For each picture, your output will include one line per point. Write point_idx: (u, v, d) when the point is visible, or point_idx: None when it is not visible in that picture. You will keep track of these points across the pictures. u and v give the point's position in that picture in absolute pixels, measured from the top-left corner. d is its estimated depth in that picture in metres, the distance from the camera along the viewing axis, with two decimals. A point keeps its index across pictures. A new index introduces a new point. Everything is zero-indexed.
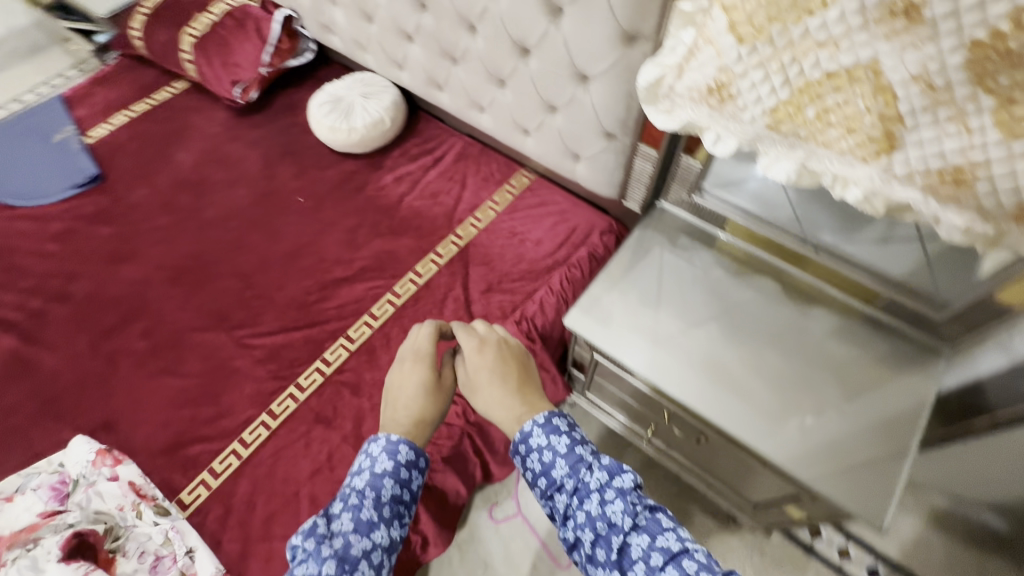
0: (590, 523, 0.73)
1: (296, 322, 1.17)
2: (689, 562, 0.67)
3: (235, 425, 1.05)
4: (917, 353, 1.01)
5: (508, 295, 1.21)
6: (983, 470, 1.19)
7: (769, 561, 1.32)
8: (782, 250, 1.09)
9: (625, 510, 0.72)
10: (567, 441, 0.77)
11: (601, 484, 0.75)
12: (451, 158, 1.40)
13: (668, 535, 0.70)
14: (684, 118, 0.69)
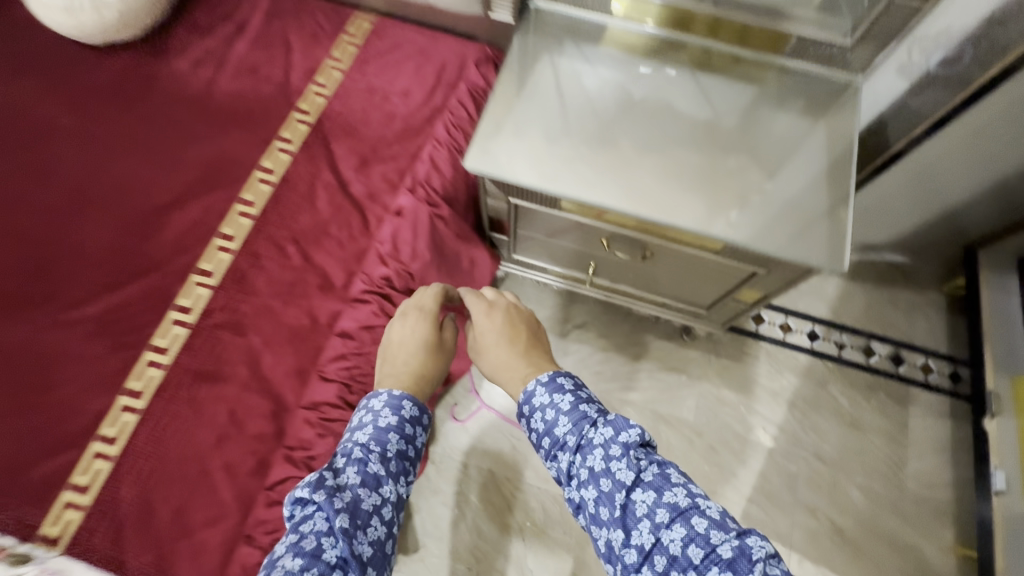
0: (598, 480, 0.92)
1: (121, 275, 0.86)
2: (697, 521, 0.85)
3: (84, 425, 0.78)
4: (835, 93, 0.94)
5: (390, 164, 0.96)
6: (897, 203, 1.29)
7: (725, 359, 1.37)
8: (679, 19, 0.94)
9: (633, 471, 0.91)
10: (569, 392, 1.03)
11: (609, 442, 0.95)
12: (259, 18, 1.06)
13: (674, 493, 0.89)
14: None
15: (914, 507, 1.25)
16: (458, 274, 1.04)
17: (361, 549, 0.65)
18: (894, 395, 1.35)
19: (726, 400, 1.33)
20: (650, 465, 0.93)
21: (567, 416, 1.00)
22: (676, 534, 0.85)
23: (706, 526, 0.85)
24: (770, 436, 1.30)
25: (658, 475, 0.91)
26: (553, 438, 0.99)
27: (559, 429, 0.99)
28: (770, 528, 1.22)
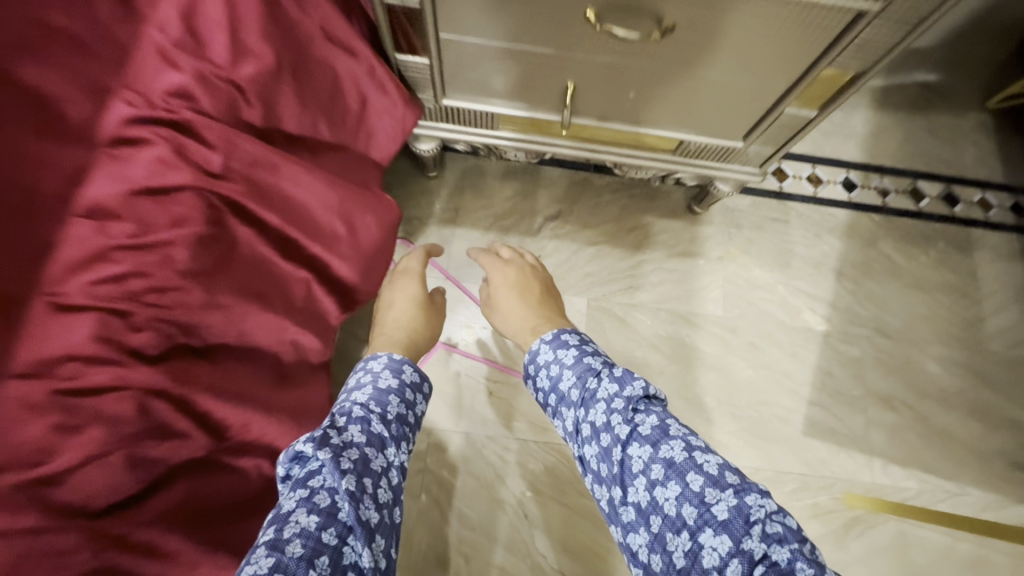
0: (598, 433, 0.66)
1: None
2: (696, 479, 0.58)
3: None
4: None
5: None
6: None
7: (749, 233, 1.03)
8: None
9: (632, 419, 0.64)
10: (573, 344, 0.75)
11: (611, 397, 0.67)
12: None
13: (673, 445, 0.62)
14: None
15: (1001, 372, 0.99)
16: (351, 127, 0.65)
17: (370, 515, 0.51)
18: (956, 242, 1.07)
19: (760, 282, 1.00)
20: (649, 415, 0.65)
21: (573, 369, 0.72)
22: (675, 495, 0.58)
23: (705, 484, 0.58)
24: (821, 319, 0.99)
25: (657, 424, 0.64)
26: (561, 394, 0.72)
27: (564, 382, 0.72)
28: (842, 433, 0.93)
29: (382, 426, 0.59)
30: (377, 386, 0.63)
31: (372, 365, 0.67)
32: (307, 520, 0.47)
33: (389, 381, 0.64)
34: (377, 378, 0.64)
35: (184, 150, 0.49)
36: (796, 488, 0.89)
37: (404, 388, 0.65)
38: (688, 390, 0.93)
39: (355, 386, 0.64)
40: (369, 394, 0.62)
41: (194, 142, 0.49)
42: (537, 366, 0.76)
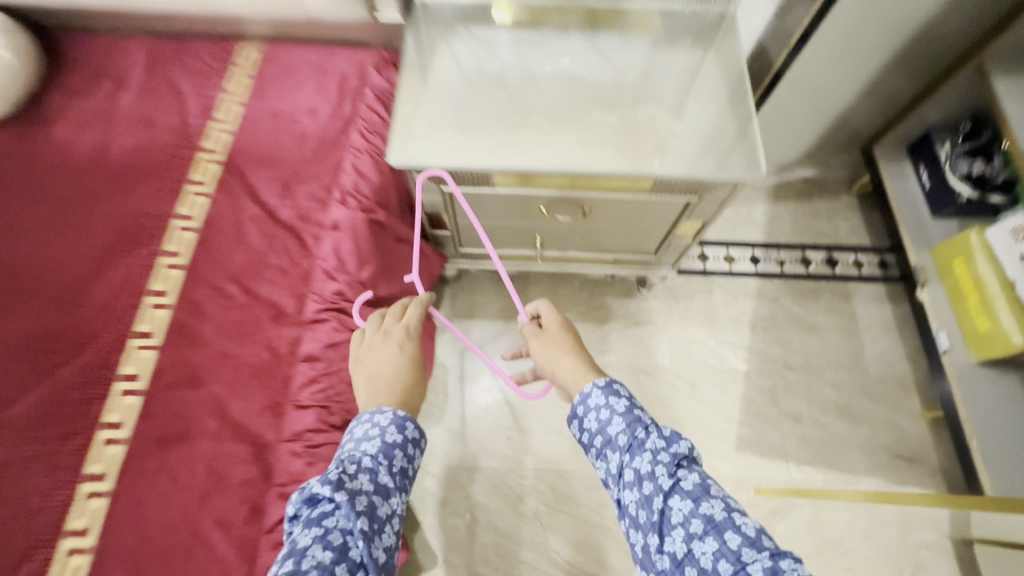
0: (640, 482, 0.66)
1: (55, 359, 0.79)
2: (733, 537, 0.58)
3: (51, 519, 0.70)
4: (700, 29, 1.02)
5: (315, 181, 0.92)
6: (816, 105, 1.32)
7: (685, 302, 1.43)
8: None
9: (676, 473, 0.65)
10: (627, 396, 0.74)
11: (656, 448, 0.67)
12: (141, 69, 0.99)
13: (711, 502, 0.61)
14: None
15: (879, 388, 1.35)
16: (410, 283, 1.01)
17: (379, 555, 0.58)
18: (837, 293, 1.45)
19: (695, 338, 1.39)
20: (690, 472, 0.65)
21: (623, 418, 0.71)
22: (710, 550, 0.58)
23: (742, 544, 0.57)
24: (741, 361, 1.37)
25: (696, 480, 0.64)
26: (607, 440, 0.71)
27: (612, 427, 0.71)
28: (763, 442, 1.28)
29: (389, 476, 0.65)
30: (383, 437, 0.67)
31: (376, 418, 0.69)
32: (324, 555, 0.53)
33: (396, 435, 0.68)
34: (383, 432, 0.68)
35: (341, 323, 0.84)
36: (733, 486, 1.24)
37: (408, 443, 0.69)
38: None
39: (358, 436, 0.68)
40: (376, 446, 0.66)
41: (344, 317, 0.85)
42: (585, 408, 0.74)
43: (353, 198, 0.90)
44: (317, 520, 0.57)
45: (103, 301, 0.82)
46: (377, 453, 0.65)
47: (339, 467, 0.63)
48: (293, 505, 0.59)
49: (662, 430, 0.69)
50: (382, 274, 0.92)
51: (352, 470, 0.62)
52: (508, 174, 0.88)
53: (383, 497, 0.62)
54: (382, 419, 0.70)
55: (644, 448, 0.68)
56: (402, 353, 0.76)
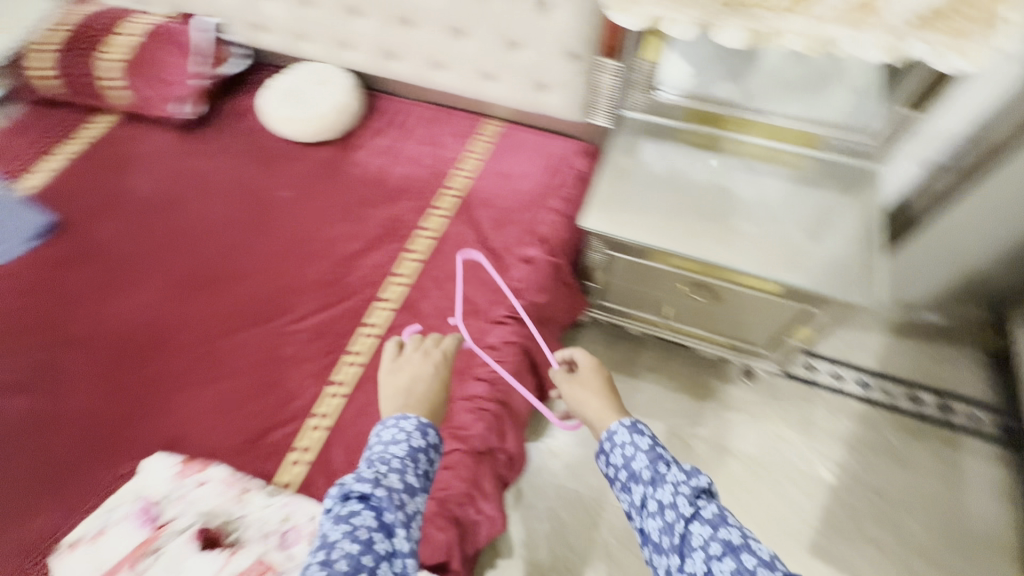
0: (663, 510, 0.68)
1: (329, 300, 1.17)
2: (750, 557, 0.60)
3: (307, 401, 1.04)
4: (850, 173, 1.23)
5: (517, 225, 1.25)
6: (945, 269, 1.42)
7: (784, 403, 1.54)
8: (725, 122, 1.24)
9: (696, 502, 0.67)
10: (649, 434, 0.77)
11: (678, 480, 0.70)
12: (419, 124, 1.43)
13: (730, 529, 0.64)
14: (647, 15, 0.93)
15: (973, 545, 1.34)
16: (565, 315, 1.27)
17: (405, 547, 0.64)
18: (944, 440, 1.48)
19: (787, 437, 1.49)
20: (711, 503, 0.68)
21: (647, 453, 0.74)
22: (729, 569, 0.60)
23: (759, 564, 0.60)
24: (829, 473, 1.44)
25: (716, 509, 0.66)
26: (632, 473, 0.74)
27: (636, 462, 0.74)
28: (835, 555, 1.34)
29: (415, 476, 0.71)
30: (410, 442, 0.73)
31: (402, 423, 0.75)
32: (350, 549, 0.60)
33: (420, 441, 0.74)
34: (409, 435, 0.74)
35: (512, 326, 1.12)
36: None
37: (432, 446, 0.75)
38: (727, 499, 1.41)
39: (383, 439, 0.74)
40: (403, 448, 0.72)
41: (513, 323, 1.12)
42: (611, 443, 0.78)
43: (543, 245, 1.21)
44: (348, 518, 0.63)
45: (366, 270, 1.20)
46: (404, 456, 0.71)
47: (369, 466, 0.70)
48: (329, 500, 0.66)
49: (683, 465, 0.72)
50: (551, 303, 1.20)
51: (383, 471, 0.69)
52: (662, 253, 1.16)
53: (410, 495, 0.69)
54: (407, 424, 0.75)
55: (667, 480, 0.70)
56: (432, 372, 0.86)
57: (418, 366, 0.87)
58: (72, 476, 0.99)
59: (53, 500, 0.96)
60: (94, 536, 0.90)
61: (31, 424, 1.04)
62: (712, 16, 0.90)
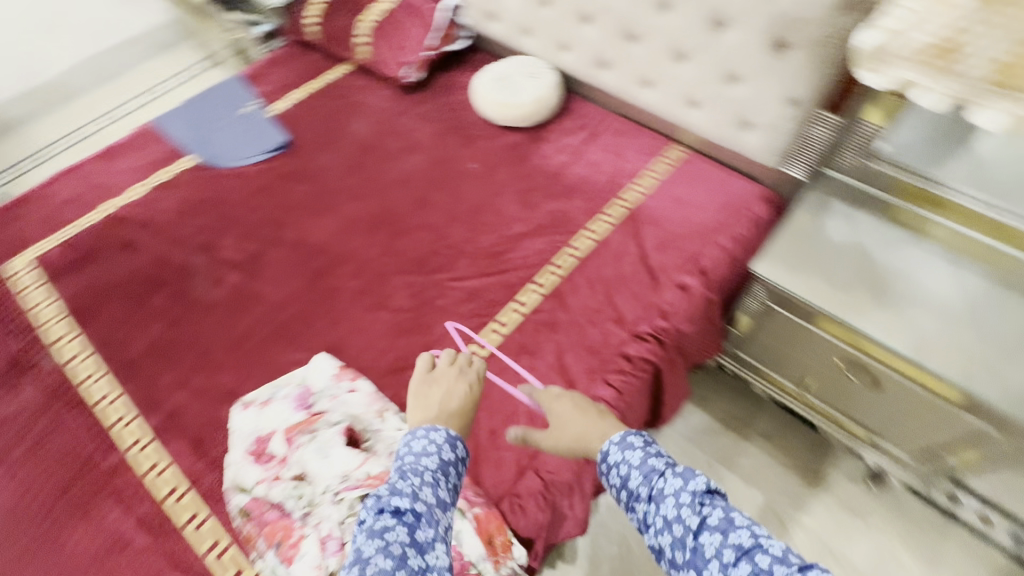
0: (669, 526, 0.68)
1: (488, 270, 1.26)
2: (762, 557, 0.61)
3: (450, 352, 1.14)
4: None
5: (681, 251, 1.25)
6: None
7: (911, 525, 1.38)
8: (936, 206, 1.06)
9: (701, 511, 0.67)
10: (641, 447, 0.77)
11: (676, 489, 0.70)
12: (607, 133, 1.49)
13: (739, 531, 0.64)
14: (897, 77, 0.84)
15: None
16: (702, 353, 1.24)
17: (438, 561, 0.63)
18: None
19: (904, 562, 1.33)
20: (714, 507, 0.68)
21: (638, 468, 0.74)
22: (745, 573, 0.61)
23: (774, 561, 0.61)
24: None
25: (720, 514, 0.66)
26: (629, 493, 0.74)
27: (631, 480, 0.74)
28: None
29: (445, 490, 0.70)
30: (440, 455, 0.73)
31: (432, 436, 0.76)
32: (384, 564, 0.59)
33: (450, 454, 0.74)
34: (438, 449, 0.74)
35: (646, 346, 1.12)
36: None
37: (459, 461, 0.75)
38: None
39: (415, 451, 0.73)
40: (434, 462, 0.72)
41: (647, 343, 1.12)
42: (606, 466, 0.77)
43: (703, 276, 1.21)
44: (379, 532, 0.62)
45: (526, 253, 1.28)
46: (434, 471, 0.71)
47: (402, 478, 0.69)
48: (365, 512, 0.66)
49: (677, 470, 0.73)
50: (694, 335, 1.17)
51: (415, 485, 0.68)
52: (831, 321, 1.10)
53: (441, 509, 0.68)
54: (437, 437, 0.76)
55: (665, 495, 0.70)
56: (464, 393, 0.85)
57: (450, 383, 0.87)
58: (254, 349, 1.17)
59: (239, 363, 1.15)
60: (263, 403, 1.07)
61: (236, 298, 1.25)
62: (975, 94, 0.79)
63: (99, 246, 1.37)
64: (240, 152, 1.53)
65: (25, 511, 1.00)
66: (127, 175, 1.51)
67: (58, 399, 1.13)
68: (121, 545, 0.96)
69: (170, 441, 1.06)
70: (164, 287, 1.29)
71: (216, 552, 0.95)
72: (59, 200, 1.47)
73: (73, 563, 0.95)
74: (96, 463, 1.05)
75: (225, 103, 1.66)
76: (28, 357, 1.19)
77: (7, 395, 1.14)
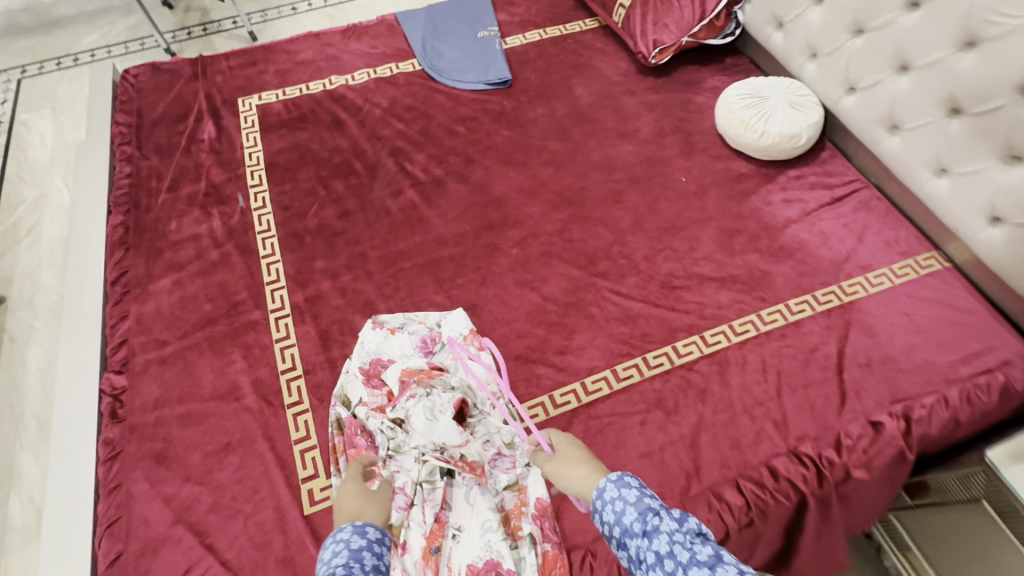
0: (658, 563, 0.65)
1: (655, 299, 1.13)
2: None
3: (582, 366, 1.05)
4: None
5: (889, 381, 1.02)
6: None
7: None
8: None
9: (692, 546, 0.64)
10: (637, 486, 0.74)
11: (669, 529, 0.67)
12: (853, 204, 1.24)
13: (727, 568, 0.61)
14: None
15: None
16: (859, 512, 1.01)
17: None
18: None
19: None
20: (706, 546, 0.64)
21: (634, 508, 0.72)
22: None
23: None
24: None
25: (710, 552, 0.63)
26: (623, 529, 0.71)
27: (625, 516, 0.71)
28: None
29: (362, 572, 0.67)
30: (350, 546, 0.70)
31: (338, 536, 0.73)
32: None
33: (359, 540, 0.71)
34: (345, 539, 0.72)
35: (799, 470, 0.94)
36: None
37: (373, 543, 0.72)
38: None
39: (326, 558, 0.69)
40: (343, 555, 0.69)
41: (802, 468, 0.94)
42: (599, 502, 0.75)
43: (906, 422, 0.97)
44: None
45: (703, 299, 1.13)
46: (344, 560, 0.68)
47: None
48: None
49: (672, 513, 0.70)
50: (867, 488, 0.95)
51: None
52: None
53: None
54: (345, 534, 0.73)
55: (659, 531, 0.68)
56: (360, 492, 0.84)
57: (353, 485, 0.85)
58: (403, 273, 1.17)
59: (386, 280, 1.16)
60: (392, 329, 1.07)
61: (407, 216, 1.25)
62: None
63: (314, 115, 1.44)
64: (462, 74, 1.51)
65: (179, 325, 1.11)
66: (358, 58, 1.56)
67: (234, 239, 1.22)
68: (235, 395, 1.03)
69: (303, 323, 1.11)
70: (350, 177, 1.32)
71: (303, 446, 0.97)
72: (297, 60, 1.57)
73: (195, 389, 1.03)
74: (241, 310, 1.12)
75: (467, 21, 1.63)
76: (225, 191, 1.30)
77: (200, 216, 1.26)
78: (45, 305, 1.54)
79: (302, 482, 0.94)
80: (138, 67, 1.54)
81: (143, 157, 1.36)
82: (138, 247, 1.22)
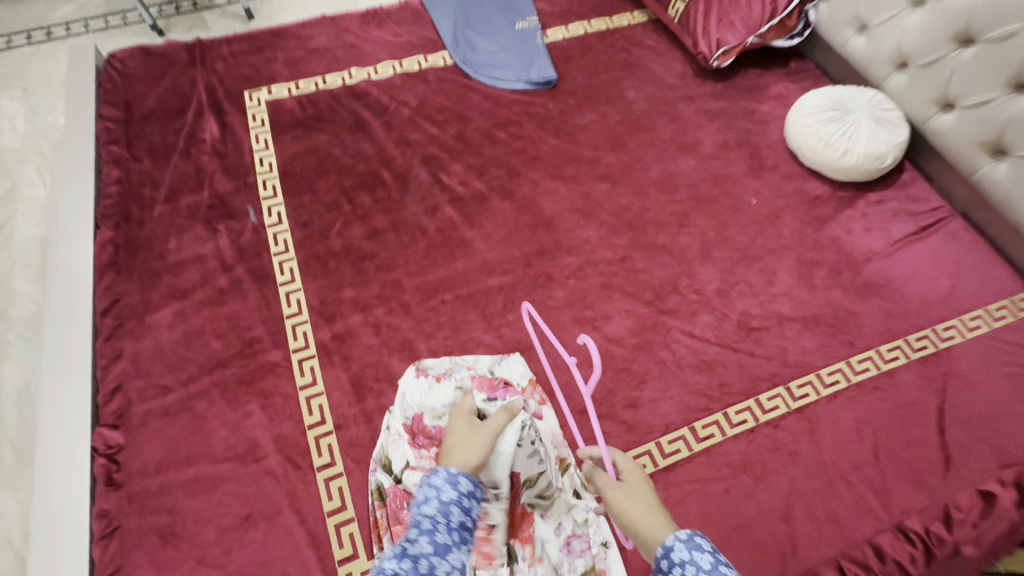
0: None
1: (733, 342, 1.00)
2: None
3: (656, 423, 0.92)
4: None
5: (997, 443, 0.91)
6: None
7: None
8: None
9: None
10: (713, 549, 0.53)
11: None
12: (941, 236, 1.13)
13: None
14: None
15: None
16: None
17: None
18: None
19: None
20: None
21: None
22: None
23: None
24: None
25: None
26: None
27: None
28: None
29: (449, 532, 0.55)
30: (439, 495, 0.57)
31: (432, 477, 0.59)
32: None
33: (451, 492, 0.57)
34: (438, 486, 0.58)
35: (903, 546, 0.83)
36: None
37: (465, 496, 0.58)
38: None
39: (417, 502, 0.57)
40: (433, 505, 0.56)
41: (908, 545, 0.83)
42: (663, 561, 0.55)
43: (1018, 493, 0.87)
44: None
45: (786, 344, 1.00)
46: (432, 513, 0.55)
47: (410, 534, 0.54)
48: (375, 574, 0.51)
49: None
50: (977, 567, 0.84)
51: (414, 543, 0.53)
52: None
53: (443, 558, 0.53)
54: (437, 477, 0.59)
55: None
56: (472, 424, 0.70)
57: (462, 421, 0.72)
58: (446, 306, 1.02)
59: (425, 314, 1.01)
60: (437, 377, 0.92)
61: (446, 237, 1.10)
62: None
63: (332, 114, 1.26)
64: (500, 71, 1.34)
65: (184, 367, 0.94)
66: (381, 48, 1.38)
67: (245, 262, 1.05)
68: (254, 455, 0.88)
69: (332, 366, 0.95)
70: (378, 189, 1.16)
71: (337, 519, 0.83)
72: (310, 47, 1.38)
73: (206, 449, 0.88)
74: (257, 350, 0.96)
75: (502, 9, 1.45)
76: (233, 203, 1.13)
77: (204, 232, 1.08)
78: (21, 316, 1.34)
79: (339, 564, 0.80)
80: (125, 50, 1.33)
81: (134, 159, 1.18)
82: (131, 270, 1.04)
